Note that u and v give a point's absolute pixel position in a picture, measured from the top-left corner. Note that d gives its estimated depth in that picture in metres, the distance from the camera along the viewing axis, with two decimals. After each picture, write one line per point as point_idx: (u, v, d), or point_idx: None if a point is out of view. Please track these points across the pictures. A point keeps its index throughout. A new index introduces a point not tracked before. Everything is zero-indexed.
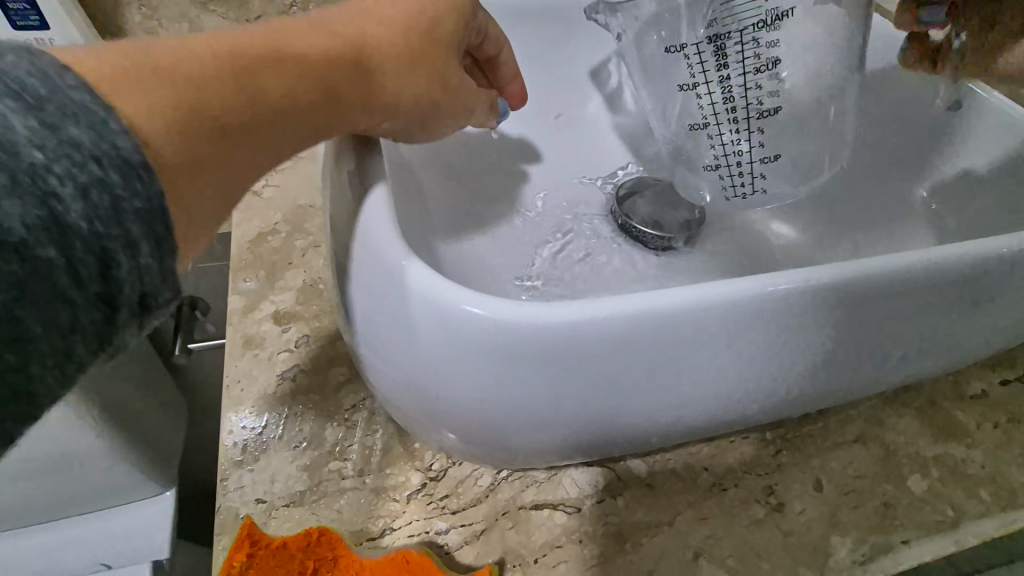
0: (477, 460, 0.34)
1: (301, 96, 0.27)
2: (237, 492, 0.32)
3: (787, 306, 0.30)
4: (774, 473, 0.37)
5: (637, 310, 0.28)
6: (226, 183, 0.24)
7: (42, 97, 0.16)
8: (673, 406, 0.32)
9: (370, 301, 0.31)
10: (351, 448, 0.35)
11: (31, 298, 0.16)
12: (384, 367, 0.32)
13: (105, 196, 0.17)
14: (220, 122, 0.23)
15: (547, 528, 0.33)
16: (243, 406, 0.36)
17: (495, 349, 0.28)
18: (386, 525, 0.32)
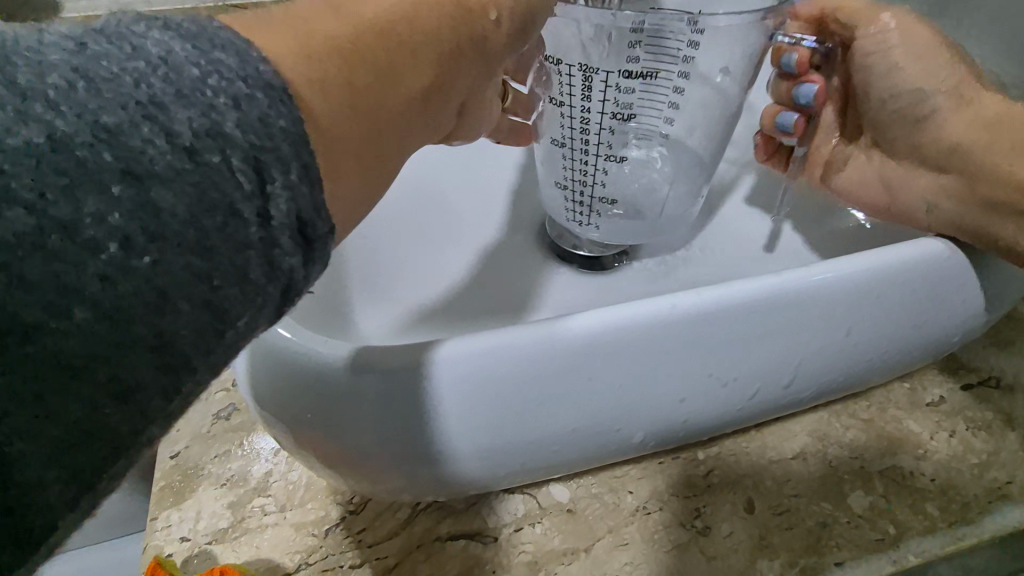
0: (449, 495, 0.32)
1: (435, 55, 0.24)
2: (165, 530, 0.34)
3: (744, 314, 0.28)
4: (703, 494, 0.36)
5: (603, 326, 0.27)
6: (370, 159, 0.22)
7: (201, 35, 0.17)
8: (597, 439, 0.30)
9: (269, 382, 0.28)
10: (275, 484, 0.36)
11: (209, 201, 0.16)
12: (301, 448, 0.29)
13: (254, 110, 0.17)
14: (362, 89, 0.21)
15: (460, 559, 0.33)
16: (178, 445, 0.38)
17: (386, 398, 0.27)
18: (301, 560, 0.33)
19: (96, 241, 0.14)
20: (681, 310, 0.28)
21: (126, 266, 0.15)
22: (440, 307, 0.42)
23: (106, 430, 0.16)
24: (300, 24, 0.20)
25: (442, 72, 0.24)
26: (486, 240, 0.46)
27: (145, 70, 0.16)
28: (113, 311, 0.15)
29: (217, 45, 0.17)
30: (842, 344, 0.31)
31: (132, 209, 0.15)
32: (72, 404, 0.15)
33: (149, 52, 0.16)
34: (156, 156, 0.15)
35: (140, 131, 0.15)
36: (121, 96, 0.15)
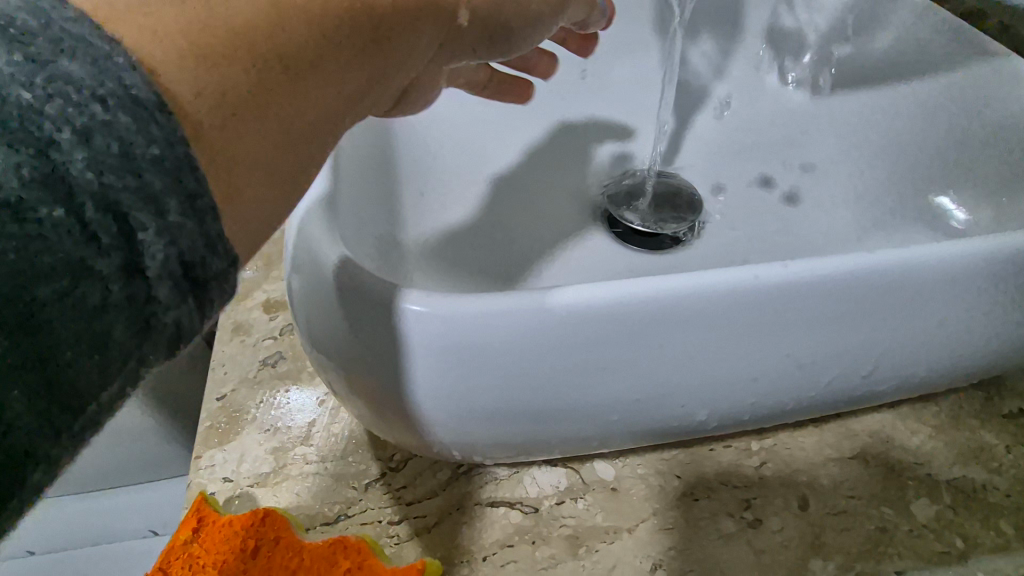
0: (492, 455, 0.31)
1: (346, 30, 0.22)
2: (208, 469, 0.34)
3: (826, 294, 0.26)
4: (755, 487, 0.34)
5: (666, 293, 0.26)
6: (278, 146, 0.21)
7: (39, 36, 0.15)
8: (649, 415, 0.29)
9: (322, 320, 0.28)
10: (317, 434, 0.35)
11: (54, 263, 0.15)
12: (348, 389, 0.29)
13: (111, 141, 0.15)
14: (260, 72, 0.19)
15: (499, 526, 0.32)
16: (225, 388, 0.38)
17: (446, 348, 0.26)
18: (341, 511, 0.33)
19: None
20: (768, 280, 0.26)
21: None
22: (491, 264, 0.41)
23: None
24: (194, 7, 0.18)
25: (353, 48, 0.23)
26: (537, 205, 0.45)
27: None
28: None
29: (62, 49, 0.16)
30: (933, 336, 0.29)
31: None
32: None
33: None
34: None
35: None
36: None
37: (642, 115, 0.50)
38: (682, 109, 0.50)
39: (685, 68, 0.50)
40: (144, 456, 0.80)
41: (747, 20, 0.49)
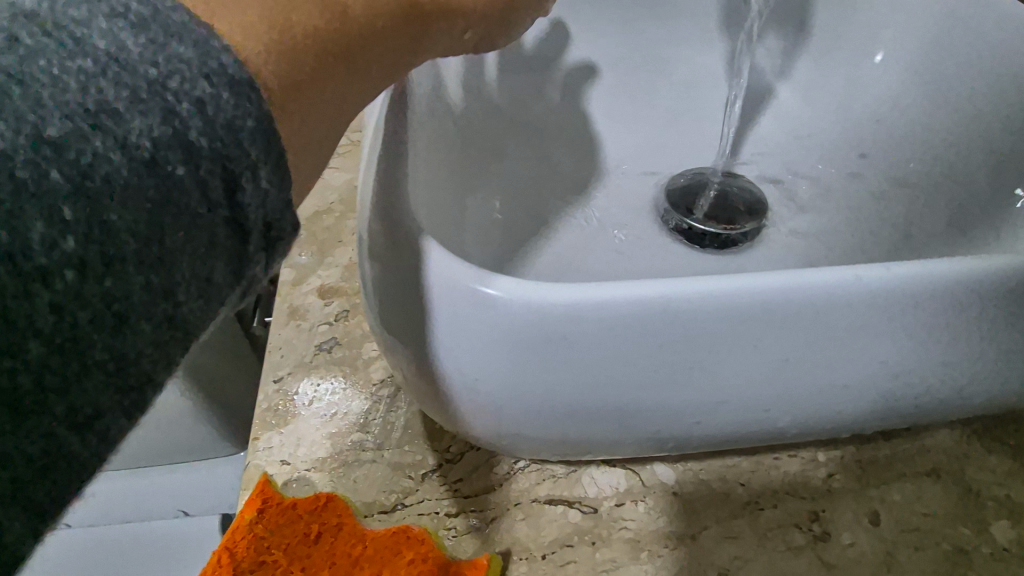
0: (552, 452, 0.31)
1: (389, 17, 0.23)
2: (266, 451, 0.34)
3: (923, 300, 0.25)
4: (823, 499, 0.33)
5: (757, 293, 0.25)
6: (327, 101, 0.21)
7: (155, 23, 0.17)
8: (724, 419, 0.28)
9: (394, 302, 0.28)
10: (374, 422, 0.35)
11: (178, 215, 0.16)
12: (411, 373, 0.29)
13: (221, 114, 0.17)
14: (319, 48, 0.20)
15: (558, 525, 0.32)
16: (282, 371, 0.38)
17: (523, 337, 0.25)
18: (398, 500, 0.32)
19: (48, 269, 0.14)
20: (869, 282, 0.25)
21: (85, 291, 0.14)
22: (548, 257, 0.41)
23: (72, 454, 0.15)
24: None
25: (395, 39, 0.24)
26: (597, 198, 0.45)
27: (91, 71, 0.15)
28: (70, 337, 0.14)
29: (164, 31, 0.17)
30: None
31: (85, 234, 0.14)
32: (50, 420, 0.14)
33: (95, 46, 0.15)
34: (111, 171, 0.15)
35: (90, 144, 0.15)
36: (67, 102, 0.14)
37: (703, 112, 0.48)
38: (746, 109, 0.49)
39: (751, 67, 0.48)
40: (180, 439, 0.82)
41: (818, 18, 0.47)
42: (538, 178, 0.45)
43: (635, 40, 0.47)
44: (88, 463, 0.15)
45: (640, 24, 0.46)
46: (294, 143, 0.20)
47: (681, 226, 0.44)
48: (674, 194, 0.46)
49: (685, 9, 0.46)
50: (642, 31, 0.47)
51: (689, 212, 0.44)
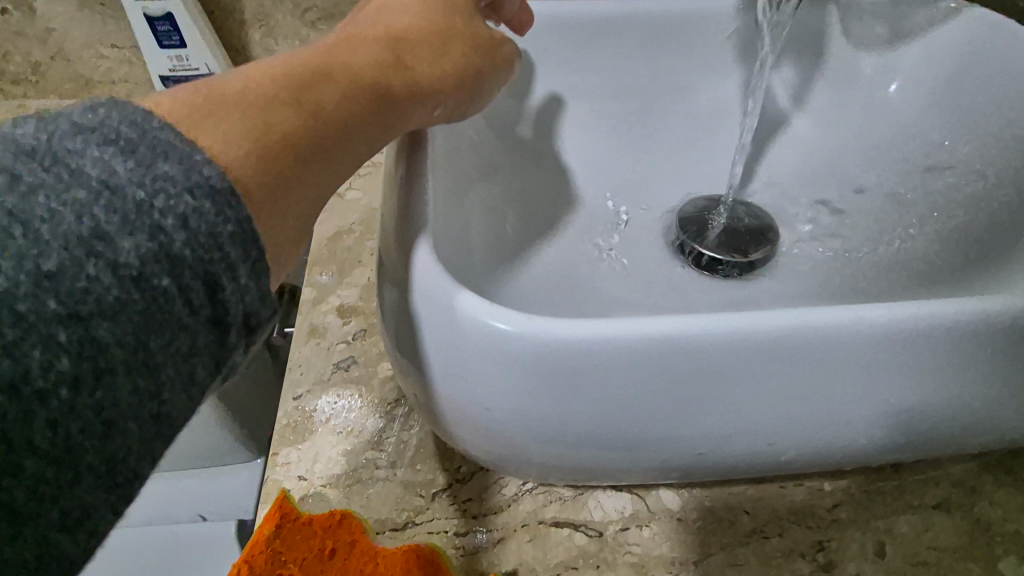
0: (559, 476, 0.32)
1: (350, 100, 0.25)
2: (284, 466, 0.35)
3: (925, 338, 0.26)
4: (829, 528, 0.33)
5: (761, 330, 0.25)
6: (299, 181, 0.23)
7: (144, 145, 0.18)
8: (728, 449, 0.29)
9: (408, 329, 0.29)
10: (387, 440, 0.36)
11: (163, 323, 0.18)
12: (424, 398, 0.31)
13: (203, 224, 0.18)
14: (286, 137, 0.22)
15: (564, 548, 0.32)
16: (301, 388, 0.39)
17: (535, 368, 0.26)
18: (408, 518, 0.33)
19: (46, 389, 0.15)
20: (871, 321, 0.25)
21: (74, 403, 0.16)
22: (560, 278, 0.42)
23: (64, 554, 0.16)
24: (232, 107, 0.22)
25: (360, 120, 0.26)
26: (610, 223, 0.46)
27: (85, 200, 0.17)
28: (63, 446, 0.16)
29: (150, 152, 0.18)
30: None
31: (77, 352, 0.16)
32: (43, 526, 0.15)
33: (89, 175, 0.17)
34: (102, 292, 0.16)
35: (85, 270, 0.16)
36: (64, 233, 0.16)
37: (716, 139, 0.49)
38: (758, 136, 0.49)
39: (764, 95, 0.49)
40: (204, 445, 0.85)
41: (831, 47, 0.48)
42: (552, 203, 0.46)
43: (649, 68, 0.48)
44: (80, 559, 0.17)
45: (654, 52, 0.47)
46: (274, 229, 0.22)
47: (690, 251, 0.44)
48: (686, 217, 0.46)
49: (699, 39, 0.47)
50: (657, 59, 0.48)
51: (699, 237, 0.45)
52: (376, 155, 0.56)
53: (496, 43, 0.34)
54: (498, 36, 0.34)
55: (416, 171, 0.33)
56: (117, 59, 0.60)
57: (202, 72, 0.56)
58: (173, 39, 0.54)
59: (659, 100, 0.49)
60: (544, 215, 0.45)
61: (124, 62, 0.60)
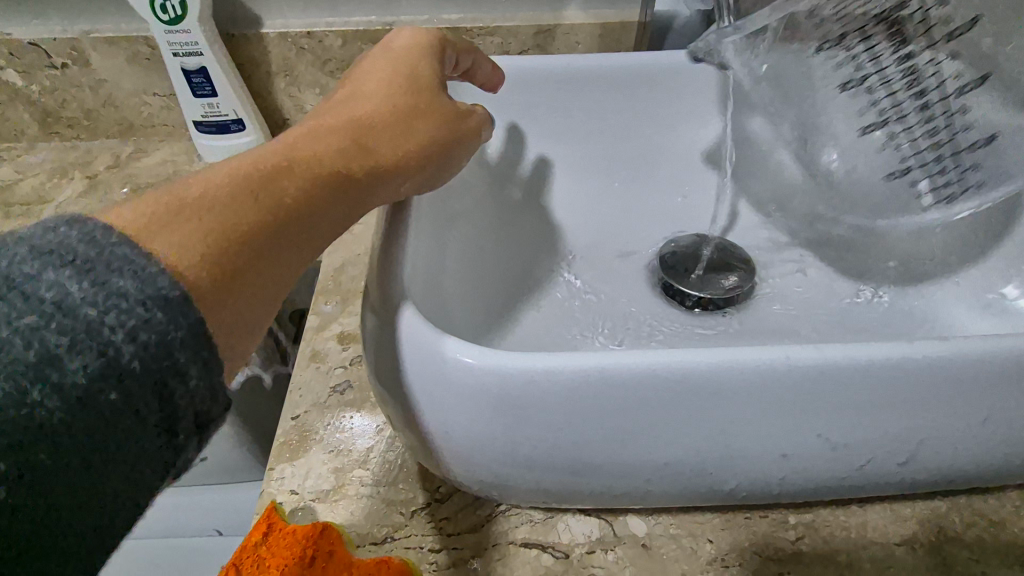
0: (528, 499, 0.34)
1: (306, 194, 0.30)
2: (278, 481, 0.38)
3: (866, 380, 0.27)
4: (789, 560, 0.34)
5: (706, 366, 0.27)
6: (254, 273, 0.26)
7: (111, 261, 0.21)
8: (679, 478, 0.30)
9: (387, 361, 0.32)
10: (374, 459, 0.39)
11: (115, 430, 0.20)
12: (402, 424, 0.33)
13: (150, 337, 0.21)
14: (243, 234, 0.26)
15: (530, 567, 0.34)
16: (299, 409, 0.42)
17: (497, 399, 0.29)
18: (388, 533, 0.36)
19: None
20: (806, 361, 0.27)
21: (18, 516, 0.18)
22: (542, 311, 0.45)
23: None
24: (197, 211, 0.25)
25: (316, 212, 0.30)
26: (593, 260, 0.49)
27: (38, 324, 0.19)
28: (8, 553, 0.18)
29: (113, 267, 0.21)
30: (976, 430, 0.29)
31: (21, 466, 0.18)
32: None
33: (43, 299, 0.19)
34: (49, 411, 0.19)
35: (33, 391, 0.19)
36: (15, 360, 0.18)
37: (700, 180, 0.52)
38: (740, 178, 0.52)
39: (745, 139, 0.52)
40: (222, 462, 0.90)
41: None
42: (539, 242, 0.50)
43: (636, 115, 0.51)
44: None
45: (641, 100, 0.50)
46: (228, 317, 0.25)
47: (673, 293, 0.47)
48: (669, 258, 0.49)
49: (683, 87, 0.50)
50: (644, 107, 0.51)
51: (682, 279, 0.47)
52: None
53: (457, 123, 0.38)
54: (459, 117, 0.39)
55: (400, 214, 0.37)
56: (159, 105, 0.67)
57: (231, 117, 0.62)
58: (207, 89, 0.60)
59: (646, 144, 0.52)
60: (531, 254, 0.49)
61: (164, 107, 0.67)
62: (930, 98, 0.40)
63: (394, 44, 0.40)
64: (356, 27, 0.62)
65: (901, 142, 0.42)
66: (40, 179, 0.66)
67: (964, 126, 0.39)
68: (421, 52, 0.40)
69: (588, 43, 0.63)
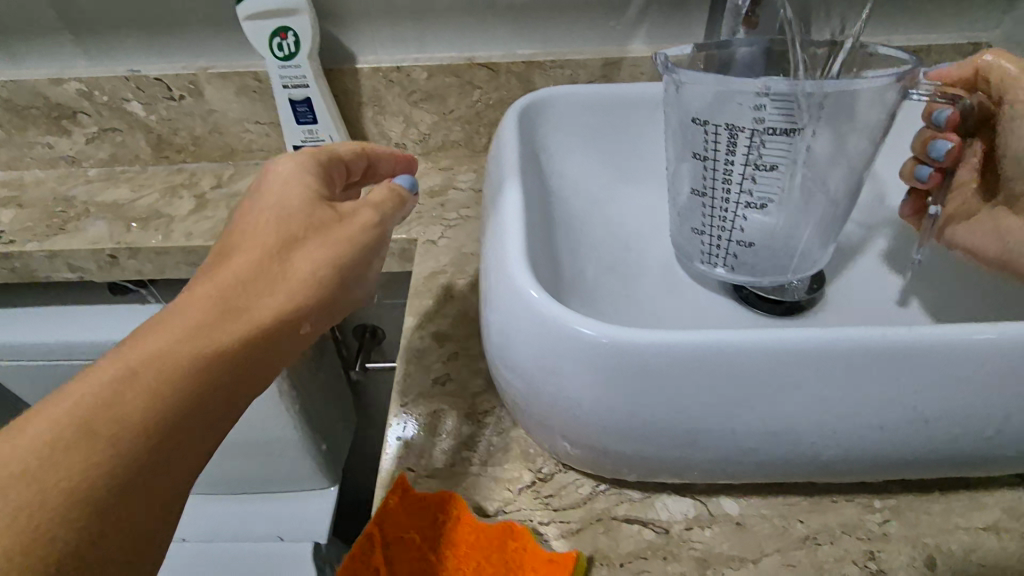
0: (632, 466, 0.38)
1: (157, 398, 0.31)
2: (395, 459, 0.42)
3: (940, 353, 0.32)
4: (878, 540, 0.36)
5: (807, 340, 0.32)
6: (96, 507, 0.29)
7: None
8: (778, 443, 0.35)
9: (523, 333, 0.36)
10: (480, 441, 0.43)
11: None
12: (513, 388, 0.39)
13: None
14: (75, 481, 0.29)
15: (634, 540, 0.37)
16: (406, 398, 0.47)
17: (622, 367, 0.33)
18: (499, 507, 0.39)
19: None
20: (892, 338, 0.32)
21: None
22: (630, 304, 0.50)
23: None
24: (20, 476, 0.28)
25: (175, 407, 0.32)
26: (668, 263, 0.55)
27: None
28: None
29: None
30: None
31: None
32: None
33: None
34: None
35: None
36: None
37: None
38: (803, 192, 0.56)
39: None
40: (292, 466, 0.96)
41: None
42: (621, 245, 0.55)
43: None
44: None
45: None
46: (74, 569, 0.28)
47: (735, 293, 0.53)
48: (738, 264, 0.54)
49: None
50: None
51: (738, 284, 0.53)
52: (466, 212, 0.67)
53: (345, 244, 0.40)
54: (346, 235, 0.40)
55: (508, 200, 0.42)
56: (259, 132, 0.75)
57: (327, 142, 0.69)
58: (309, 118, 0.67)
59: None
60: (617, 256, 0.54)
61: (263, 135, 0.75)
62: (736, 182, 0.49)
63: (267, 180, 0.42)
64: (441, 63, 0.70)
65: (688, 215, 0.52)
66: (152, 198, 0.73)
67: (741, 229, 0.50)
68: (294, 187, 0.41)
69: (650, 73, 0.69)
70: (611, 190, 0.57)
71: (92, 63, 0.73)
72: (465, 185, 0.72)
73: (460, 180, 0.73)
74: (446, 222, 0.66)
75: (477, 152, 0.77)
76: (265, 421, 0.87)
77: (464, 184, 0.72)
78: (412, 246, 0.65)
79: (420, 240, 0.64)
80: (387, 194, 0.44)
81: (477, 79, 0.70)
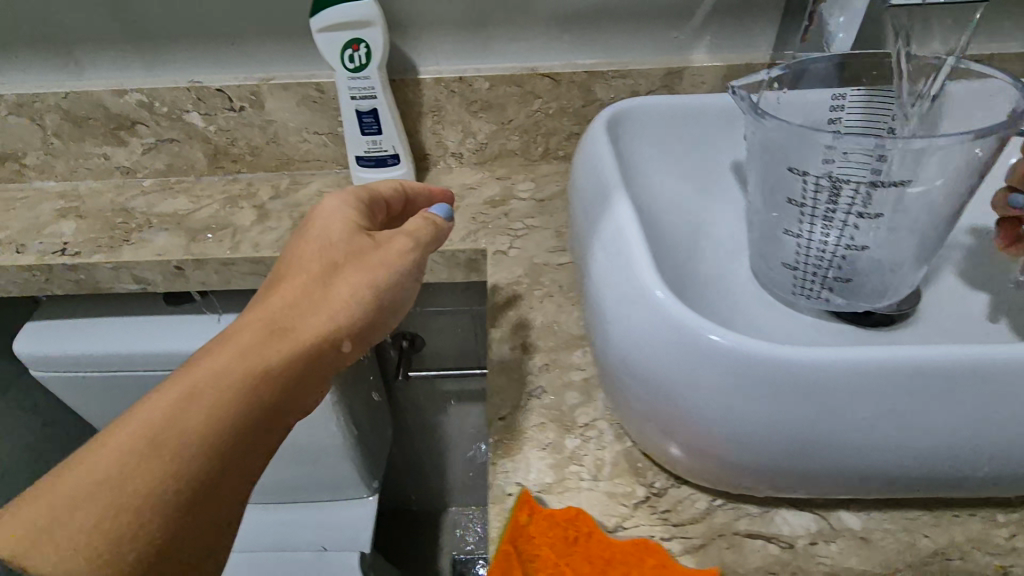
0: (759, 479, 0.37)
1: (209, 423, 0.34)
2: (503, 474, 0.42)
3: None
4: (1009, 555, 0.36)
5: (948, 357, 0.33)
6: (156, 516, 0.33)
7: None
8: (911, 457, 0.35)
9: (654, 351, 0.36)
10: (586, 455, 0.43)
11: None
12: (634, 411, 0.39)
13: None
14: (141, 495, 0.33)
15: (760, 555, 0.37)
16: (503, 411, 0.46)
17: (763, 379, 0.34)
18: (618, 523, 0.39)
19: None
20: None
21: None
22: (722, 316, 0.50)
23: None
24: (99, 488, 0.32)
25: (227, 429, 0.35)
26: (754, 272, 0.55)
27: None
28: None
29: None
30: None
31: None
32: None
33: None
34: None
35: None
36: None
37: None
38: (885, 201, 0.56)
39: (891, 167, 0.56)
40: (338, 476, 0.95)
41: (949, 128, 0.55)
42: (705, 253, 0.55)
43: None
44: None
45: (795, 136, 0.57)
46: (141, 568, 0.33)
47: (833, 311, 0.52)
48: None
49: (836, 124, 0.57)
50: None
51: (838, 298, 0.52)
52: (531, 222, 0.67)
53: (384, 269, 0.41)
54: (381, 260, 0.41)
55: (621, 215, 0.42)
56: (316, 142, 0.75)
57: (390, 152, 0.69)
58: (374, 128, 0.67)
59: None
60: (701, 264, 0.54)
61: (321, 144, 0.75)
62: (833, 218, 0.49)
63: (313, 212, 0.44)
64: (502, 73, 0.70)
65: (781, 245, 0.52)
66: (212, 208, 0.72)
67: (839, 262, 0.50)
68: (334, 221, 0.42)
69: (713, 82, 0.69)
70: (691, 199, 0.57)
71: (151, 74, 0.72)
72: (526, 195, 0.72)
73: (520, 189, 0.73)
74: (512, 232, 0.66)
75: (534, 161, 0.77)
76: (316, 431, 0.86)
77: (525, 193, 0.72)
78: (480, 256, 0.65)
79: (489, 250, 0.64)
80: (420, 222, 0.44)
81: (539, 88, 0.70)
